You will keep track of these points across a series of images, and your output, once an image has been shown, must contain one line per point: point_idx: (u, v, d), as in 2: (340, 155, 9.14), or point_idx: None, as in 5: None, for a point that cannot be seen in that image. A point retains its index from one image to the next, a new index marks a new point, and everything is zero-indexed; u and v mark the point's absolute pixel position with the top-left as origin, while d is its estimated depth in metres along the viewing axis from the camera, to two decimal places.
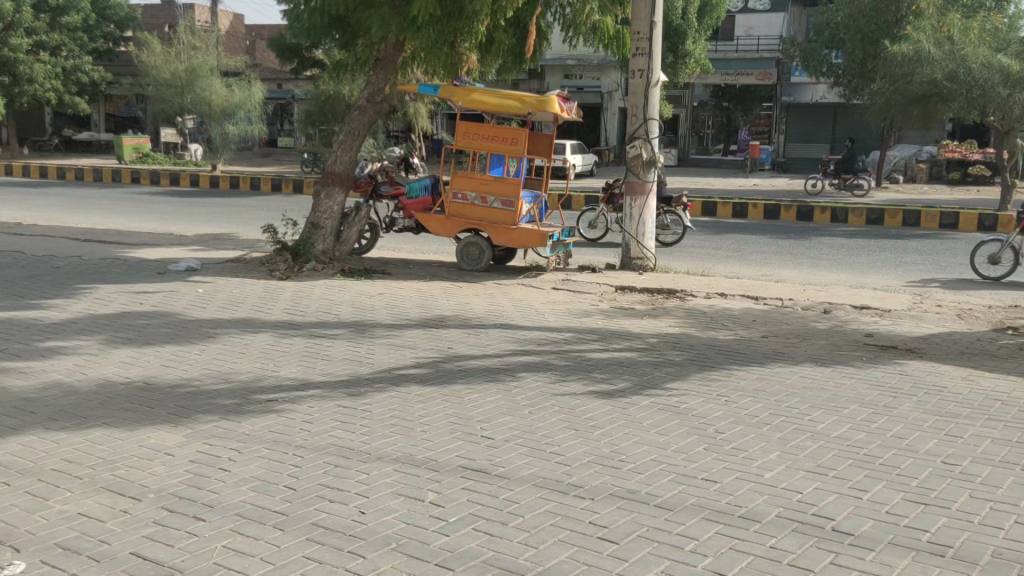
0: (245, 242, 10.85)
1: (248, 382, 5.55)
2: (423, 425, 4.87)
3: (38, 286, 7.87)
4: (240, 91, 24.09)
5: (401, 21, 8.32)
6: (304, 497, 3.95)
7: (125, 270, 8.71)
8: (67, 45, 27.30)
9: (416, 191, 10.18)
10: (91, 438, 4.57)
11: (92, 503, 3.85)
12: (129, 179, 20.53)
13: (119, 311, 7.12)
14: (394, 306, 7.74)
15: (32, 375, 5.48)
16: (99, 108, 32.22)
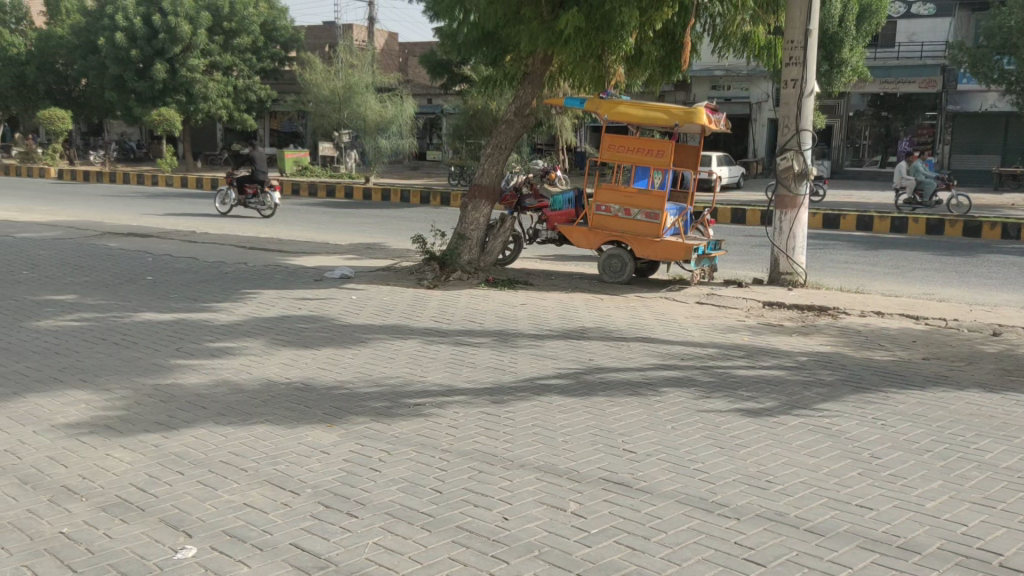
0: (395, 251, 11.29)
1: (398, 387, 5.76)
2: (564, 436, 4.91)
3: (208, 290, 8.48)
4: (394, 106, 24.98)
5: (549, 35, 8.43)
6: (449, 501, 4.06)
7: (285, 277, 9.24)
8: (239, 65, 29.16)
9: (560, 203, 10.30)
10: (256, 434, 4.88)
11: (256, 495, 4.11)
12: (290, 191, 21.72)
13: (280, 315, 7.58)
14: (537, 316, 7.84)
15: (204, 372, 5.90)
16: (265, 124, 34.21)
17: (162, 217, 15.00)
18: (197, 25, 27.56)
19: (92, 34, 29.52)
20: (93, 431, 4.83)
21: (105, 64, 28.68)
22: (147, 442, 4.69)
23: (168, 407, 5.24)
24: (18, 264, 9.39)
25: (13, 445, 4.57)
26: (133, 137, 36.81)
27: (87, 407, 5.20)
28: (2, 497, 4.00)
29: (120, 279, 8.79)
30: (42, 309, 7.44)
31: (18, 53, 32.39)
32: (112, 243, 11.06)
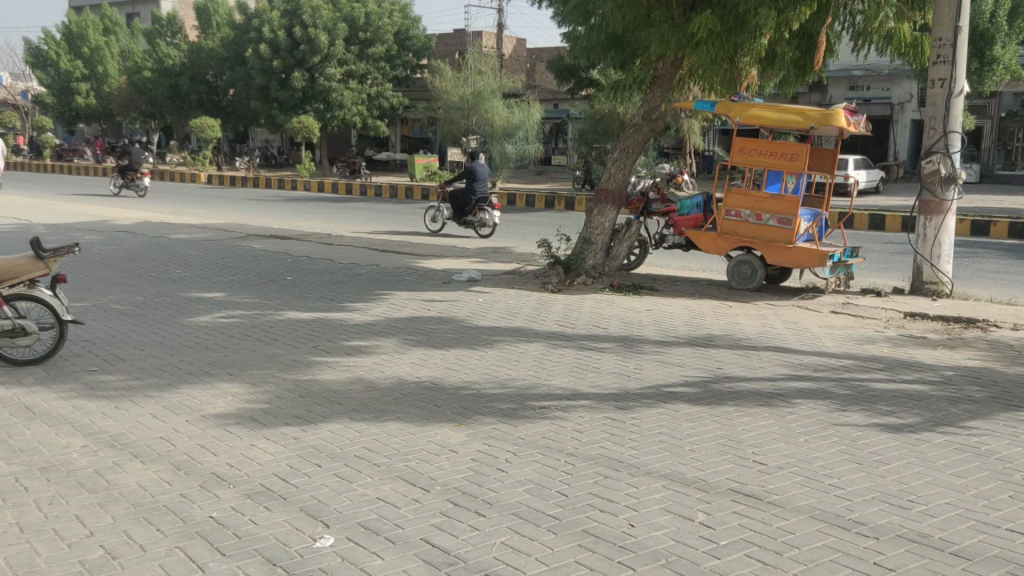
0: (520, 255, 11.42)
1: (524, 389, 5.82)
2: (692, 445, 4.83)
3: (343, 290, 8.82)
4: (521, 112, 25.50)
5: (681, 38, 8.38)
6: (576, 505, 4.08)
7: (415, 279, 9.50)
8: (372, 73, 30.05)
9: (688, 207, 10.07)
10: (389, 430, 5.05)
11: (388, 490, 4.25)
12: (420, 196, 22.31)
13: (411, 316, 7.79)
14: (663, 323, 7.74)
15: (340, 370, 6.14)
16: (396, 130, 35.18)
17: (302, 219, 15.73)
18: (334, 36, 28.77)
19: (239, 46, 31.30)
20: (239, 422, 5.11)
21: (251, 74, 30.40)
22: (288, 435, 4.93)
23: (307, 402, 5.49)
24: (172, 263, 10.04)
25: (168, 433, 4.89)
26: (275, 144, 38.73)
27: (233, 399, 5.50)
28: (158, 480, 4.29)
29: (263, 279, 9.26)
30: (193, 306, 7.92)
31: (173, 64, 34.70)
32: (256, 244, 11.69)
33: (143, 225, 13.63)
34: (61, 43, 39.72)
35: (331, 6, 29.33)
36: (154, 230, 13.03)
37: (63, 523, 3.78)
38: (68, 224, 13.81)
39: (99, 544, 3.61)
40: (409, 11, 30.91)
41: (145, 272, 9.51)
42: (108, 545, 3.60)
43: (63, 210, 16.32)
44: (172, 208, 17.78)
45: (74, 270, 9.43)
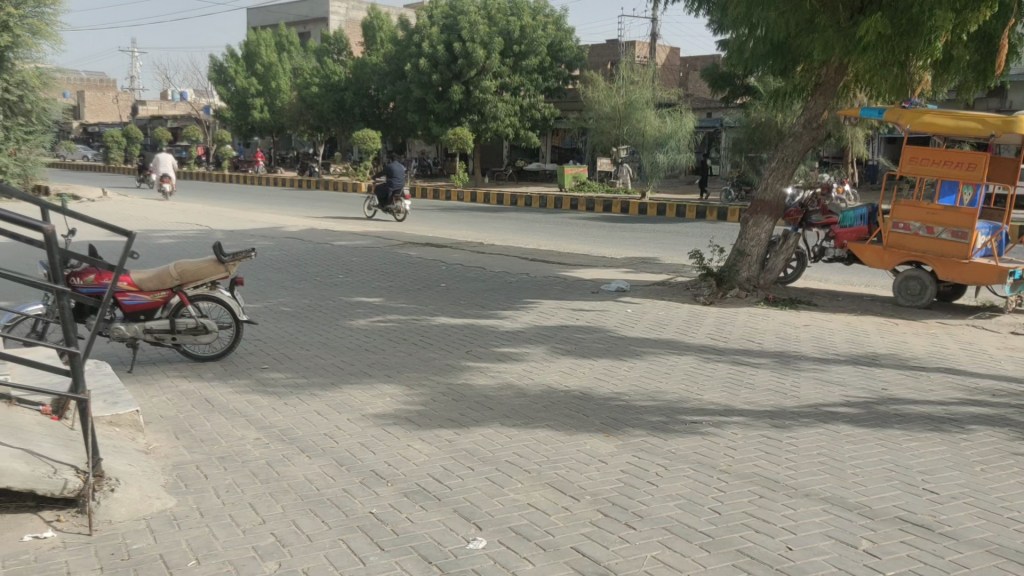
0: (670, 266, 11.31)
1: (674, 403, 5.74)
2: (855, 468, 4.61)
3: (494, 297, 9.00)
4: (673, 122, 24.88)
5: (847, 43, 8.05)
6: (729, 523, 3.98)
7: (565, 288, 9.57)
8: (526, 85, 30.36)
9: (852, 219, 9.62)
10: (538, 437, 5.10)
11: (539, 497, 4.29)
12: (569, 206, 22.48)
13: (560, 324, 7.85)
14: (822, 339, 7.43)
15: (491, 375, 6.26)
16: (547, 141, 35.47)
17: (457, 228, 16.20)
18: (490, 49, 29.42)
19: (400, 61, 32.60)
20: (397, 423, 5.31)
21: (410, 88, 31.63)
22: (443, 437, 5.07)
23: (460, 405, 5.63)
24: (335, 268, 10.57)
25: (332, 430, 5.15)
26: (430, 155, 40.03)
27: (390, 400, 5.72)
28: (323, 474, 4.52)
29: (419, 285, 9.59)
30: (353, 310, 8.30)
31: (339, 80, 36.56)
32: (412, 252, 12.12)
33: (310, 232, 14.46)
34: (240, 60, 42.78)
35: (487, 20, 30.02)
36: (320, 236, 13.78)
37: (238, 510, 4.05)
38: (244, 230, 14.85)
39: (270, 532, 3.83)
40: (563, 23, 31.07)
41: (311, 276, 10.07)
42: (278, 533, 3.82)
43: (240, 216, 17.54)
44: (336, 216, 18.74)
45: (249, 273, 10.11)
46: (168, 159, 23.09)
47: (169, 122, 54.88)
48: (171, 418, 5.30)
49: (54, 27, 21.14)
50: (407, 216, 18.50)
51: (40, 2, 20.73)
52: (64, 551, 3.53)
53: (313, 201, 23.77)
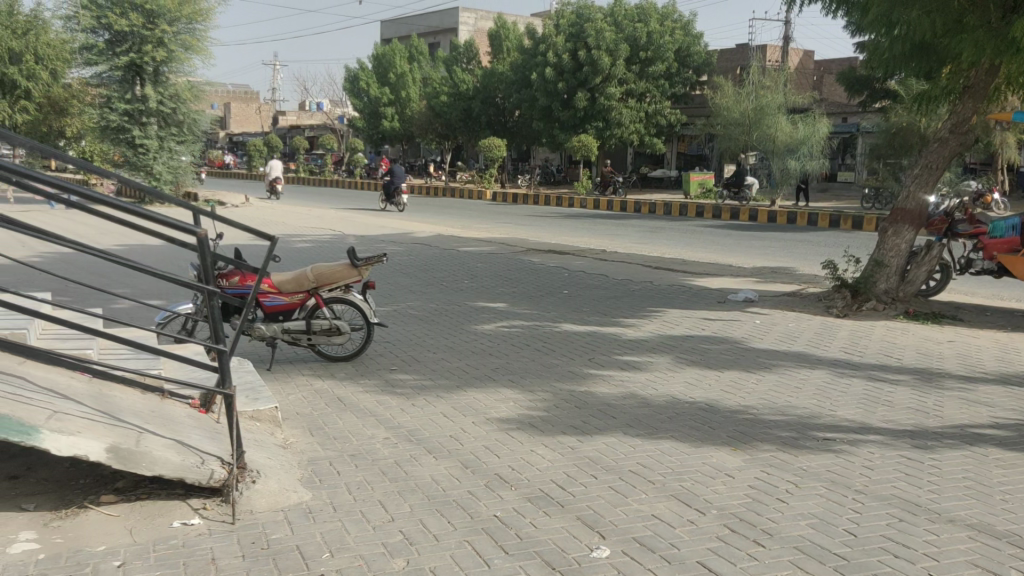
0: (801, 275, 10.95)
1: (806, 418, 5.54)
2: (1004, 495, 4.32)
3: (617, 305, 8.97)
4: (805, 127, 24.00)
5: (999, 43, 7.59)
6: (866, 546, 3.81)
7: (690, 297, 9.41)
8: (652, 92, 30.03)
9: (1003, 229, 9.06)
10: (663, 448, 5.03)
11: (664, 508, 4.22)
12: (695, 213, 22.10)
13: (685, 334, 7.72)
14: (966, 356, 7.01)
15: (614, 384, 6.22)
16: (673, 147, 34.85)
17: (581, 235, 16.20)
18: (616, 57, 29.28)
19: (526, 70, 32.89)
20: (520, 428, 5.35)
21: (536, 96, 31.96)
22: (566, 444, 5.08)
23: (583, 413, 5.62)
24: (462, 274, 10.76)
25: (457, 432, 5.24)
26: (554, 162, 40.16)
27: (514, 405, 5.77)
28: (449, 475, 4.61)
29: (542, 291, 9.65)
30: (479, 315, 8.43)
31: (467, 89, 37.29)
32: (536, 258, 12.21)
33: (437, 238, 14.79)
34: (372, 72, 44.34)
35: (614, 27, 29.94)
36: (446, 242, 14.07)
37: (368, 507, 4.18)
38: (374, 235, 15.34)
39: (398, 530, 3.93)
40: (691, 28, 30.53)
41: (438, 281, 10.30)
42: (406, 531, 3.92)
43: (371, 222, 18.13)
44: (462, 222, 19.10)
45: (380, 278, 10.44)
46: (280, 166, 25.71)
47: (306, 131, 57.43)
48: (307, 415, 5.53)
49: (205, 43, 22.54)
50: (532, 224, 18.64)
51: (192, 19, 22.13)
52: (210, 537, 3.74)
53: (440, 208, 24.27)
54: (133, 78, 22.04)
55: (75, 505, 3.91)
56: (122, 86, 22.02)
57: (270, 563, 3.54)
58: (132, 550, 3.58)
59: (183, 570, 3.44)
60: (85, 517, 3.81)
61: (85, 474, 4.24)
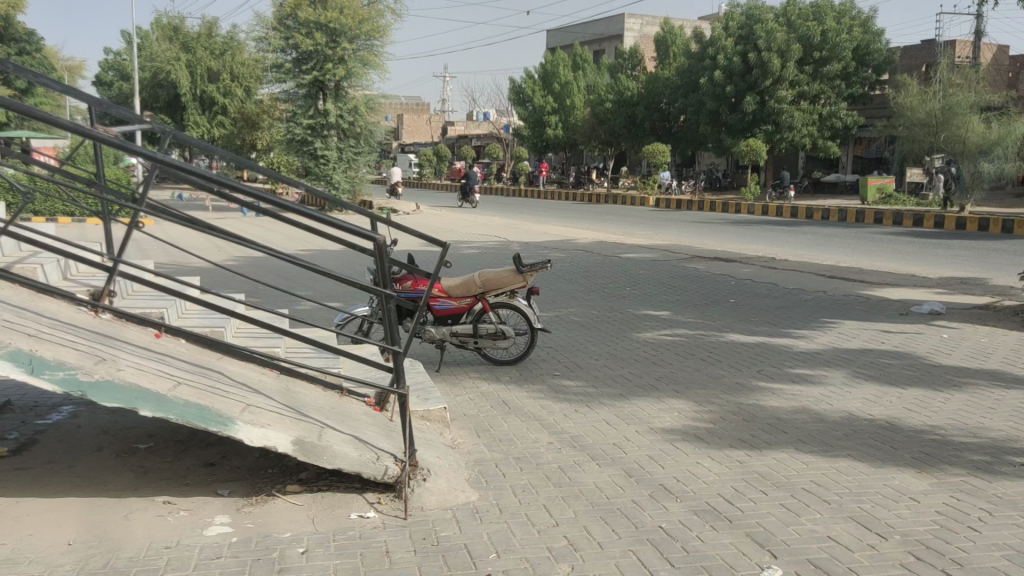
0: (995, 287, 10.11)
1: (1000, 442, 5.11)
2: None
3: (788, 315, 8.63)
4: (1001, 127, 21.65)
5: None
6: None
7: (868, 308, 8.91)
8: (827, 93, 28.68)
9: None
10: (839, 467, 4.79)
11: (841, 530, 4.02)
12: (872, 219, 20.93)
13: (862, 347, 7.32)
14: None
15: (785, 397, 5.99)
16: (848, 151, 33.15)
17: (750, 242, 15.68)
18: (787, 58, 28.31)
19: (694, 74, 32.30)
20: (685, 439, 5.25)
21: (703, 100, 31.40)
22: (734, 457, 4.93)
23: (752, 426, 5.45)
24: (624, 281, 10.70)
25: (621, 440, 5.21)
26: (721, 167, 39.11)
27: (679, 415, 5.67)
28: (613, 483, 4.58)
29: (707, 300, 9.43)
30: (643, 323, 8.35)
31: (631, 95, 37.05)
32: (702, 265, 11.97)
33: (601, 244, 14.76)
34: (537, 81, 44.98)
35: (787, 27, 28.95)
36: (609, 249, 14.03)
37: (534, 510, 4.23)
38: (539, 242, 15.51)
39: (563, 535, 3.95)
40: (870, 25, 28.80)
41: (600, 288, 10.28)
42: (571, 537, 3.93)
43: (536, 229, 18.36)
44: (627, 229, 18.97)
45: (543, 283, 10.55)
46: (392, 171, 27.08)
47: (473, 141, 59.01)
48: (474, 417, 5.67)
49: (381, 58, 23.67)
50: (696, 231, 18.29)
51: (371, 36, 23.29)
52: (384, 530, 3.90)
53: (604, 215, 24.21)
54: (316, 94, 23.44)
55: (264, 492, 4.20)
56: (306, 101, 23.50)
57: (441, 559, 3.66)
58: (315, 538, 3.79)
59: (360, 561, 3.60)
60: (272, 505, 4.08)
61: (272, 464, 4.54)
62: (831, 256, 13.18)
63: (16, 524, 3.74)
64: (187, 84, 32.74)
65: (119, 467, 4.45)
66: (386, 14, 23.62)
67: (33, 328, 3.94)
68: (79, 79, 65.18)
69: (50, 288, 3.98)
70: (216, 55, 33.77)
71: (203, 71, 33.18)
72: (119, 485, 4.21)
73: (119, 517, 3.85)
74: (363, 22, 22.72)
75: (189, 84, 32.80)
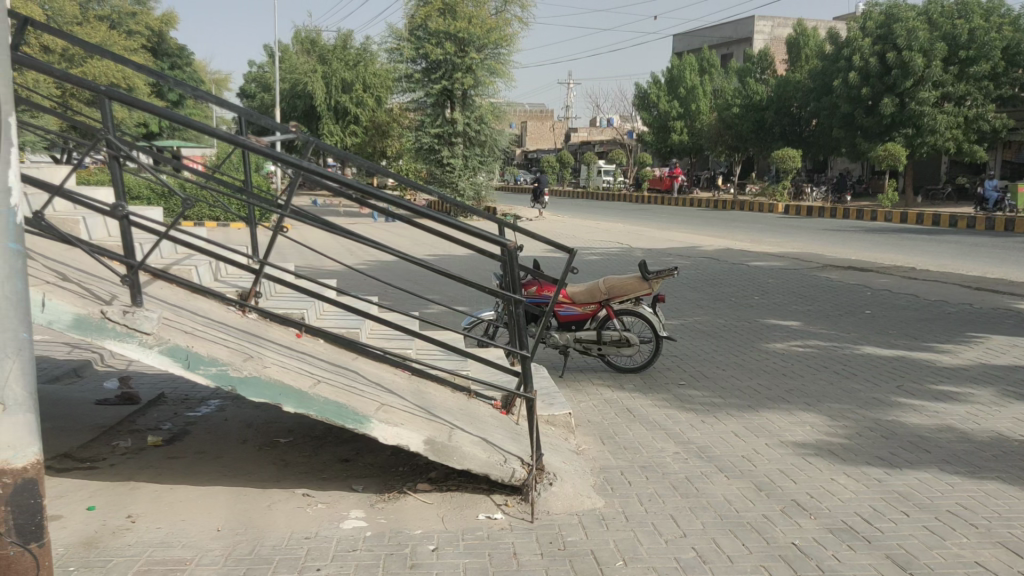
0: None
1: None
2: None
3: (929, 328, 8.20)
4: None
5: None
6: None
7: (1020, 323, 8.34)
8: (973, 94, 26.79)
9: None
10: (988, 490, 4.51)
11: (990, 556, 3.78)
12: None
13: (1013, 364, 6.87)
14: None
15: (926, 415, 5.69)
16: (996, 155, 31.13)
17: (888, 251, 14.98)
18: (931, 57, 26.94)
19: (827, 77, 31.29)
20: (819, 454, 5.07)
21: (837, 103, 30.45)
22: (872, 475, 4.73)
23: (891, 443, 5.21)
24: (752, 289, 10.44)
25: (750, 453, 5.09)
26: (855, 172, 37.46)
27: (812, 429, 5.48)
28: (742, 497, 4.47)
29: (841, 310, 9.09)
30: (772, 333, 8.11)
31: (760, 99, 36.06)
32: (835, 275, 11.53)
33: (727, 252, 14.45)
34: (663, 86, 44.45)
35: (928, 26, 27.64)
36: (735, 257, 13.71)
37: (661, 520, 4.18)
38: (663, 249, 15.33)
39: (691, 547, 3.89)
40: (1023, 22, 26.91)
41: (727, 296, 10.07)
42: (699, 549, 3.86)
43: (660, 236, 18.15)
44: (755, 236, 18.46)
45: (667, 291, 10.41)
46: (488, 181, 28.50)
47: (596, 147, 58.89)
48: (598, 424, 5.66)
49: (507, 66, 23.95)
50: (830, 239, 17.62)
51: (498, 44, 23.60)
52: (512, 532, 3.95)
53: (731, 222, 23.67)
54: (444, 102, 23.98)
55: (396, 489, 4.33)
56: (434, 110, 24.09)
57: (568, 564, 3.67)
58: (445, 536, 3.87)
59: (489, 561, 3.66)
60: (404, 502, 4.20)
61: (403, 463, 4.67)
62: (978, 267, 12.42)
63: (171, 509, 3.99)
64: (322, 94, 34.16)
65: (262, 459, 4.69)
66: (514, 23, 23.94)
67: (189, 325, 4.21)
68: (224, 92, 68.87)
69: (204, 287, 4.23)
70: (351, 66, 35.08)
71: (338, 82, 34.56)
72: (262, 476, 4.44)
73: (262, 507, 4.05)
74: (490, 31, 23.06)
75: (324, 95, 34.25)
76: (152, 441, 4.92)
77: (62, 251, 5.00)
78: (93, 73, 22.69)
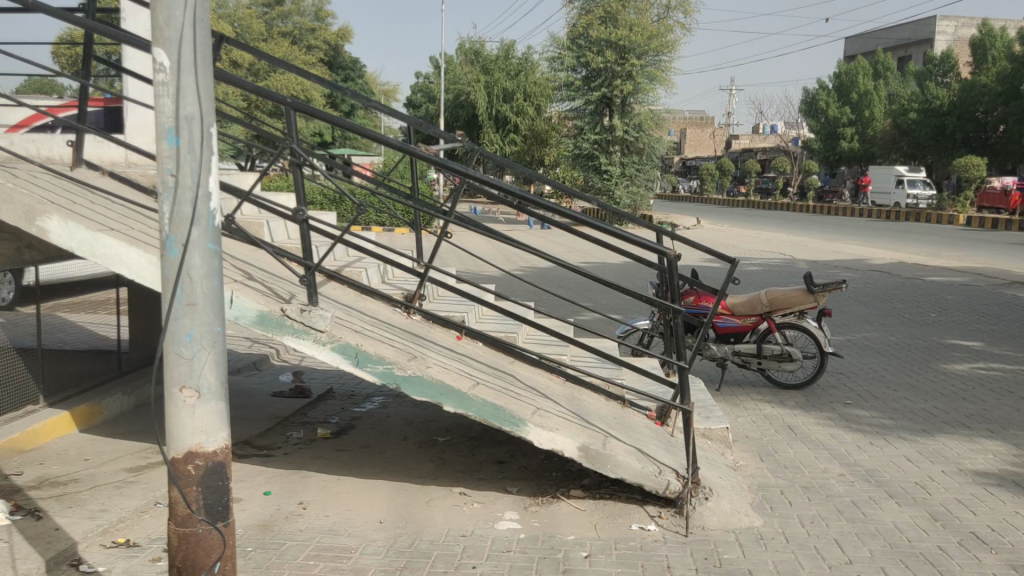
0: None
1: None
2: None
3: None
4: None
5: None
6: None
7: None
8: None
9: None
10: None
11: None
12: None
13: None
14: None
15: None
16: None
17: None
18: None
19: (1017, 78, 29.00)
20: (1003, 485, 4.69)
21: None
22: None
23: None
24: (927, 306, 9.81)
25: (924, 480, 4.77)
26: None
27: (995, 458, 5.08)
28: (915, 526, 4.20)
29: None
30: (949, 353, 7.58)
31: (942, 105, 33.82)
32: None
33: (901, 265, 13.64)
34: (832, 92, 42.56)
35: None
36: (909, 270, 12.94)
37: (825, 543, 4.00)
38: (830, 260, 14.65)
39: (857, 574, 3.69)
40: None
41: (899, 312, 9.50)
42: None
43: (826, 247, 17.38)
44: (933, 250, 17.30)
45: (834, 305, 9.95)
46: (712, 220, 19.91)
47: (758, 155, 57.08)
48: (757, 440, 5.48)
49: (668, 72, 23.63)
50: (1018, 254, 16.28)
51: (659, 51, 23.32)
52: (665, 544, 3.89)
53: (907, 233, 22.32)
54: (603, 110, 24.02)
55: (550, 494, 4.37)
56: (593, 117, 24.21)
57: None
58: (598, 544, 3.87)
59: (642, 571, 3.62)
60: (557, 507, 4.22)
61: (556, 468, 4.71)
62: None
63: (338, 499, 4.20)
64: (484, 103, 35.02)
65: (421, 456, 4.85)
66: (676, 29, 23.66)
67: (358, 325, 4.41)
68: (393, 102, 71.73)
69: (372, 288, 4.42)
70: (512, 75, 35.74)
71: (499, 92, 35.28)
72: (422, 473, 4.60)
73: (422, 503, 4.19)
74: (652, 39, 22.92)
75: (485, 104, 35.12)
76: (321, 434, 5.19)
77: (248, 252, 5.37)
78: (275, 86, 24.32)
